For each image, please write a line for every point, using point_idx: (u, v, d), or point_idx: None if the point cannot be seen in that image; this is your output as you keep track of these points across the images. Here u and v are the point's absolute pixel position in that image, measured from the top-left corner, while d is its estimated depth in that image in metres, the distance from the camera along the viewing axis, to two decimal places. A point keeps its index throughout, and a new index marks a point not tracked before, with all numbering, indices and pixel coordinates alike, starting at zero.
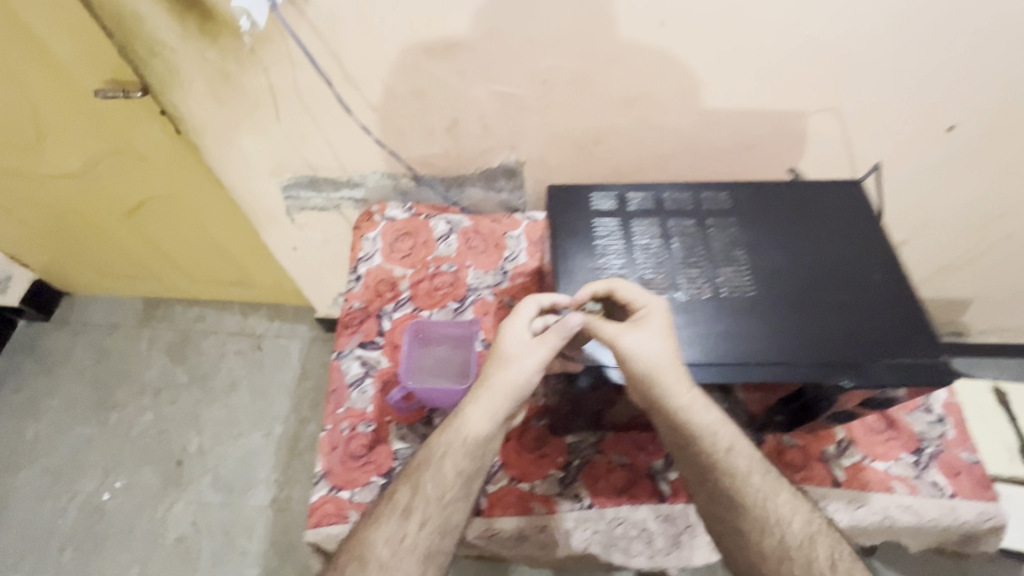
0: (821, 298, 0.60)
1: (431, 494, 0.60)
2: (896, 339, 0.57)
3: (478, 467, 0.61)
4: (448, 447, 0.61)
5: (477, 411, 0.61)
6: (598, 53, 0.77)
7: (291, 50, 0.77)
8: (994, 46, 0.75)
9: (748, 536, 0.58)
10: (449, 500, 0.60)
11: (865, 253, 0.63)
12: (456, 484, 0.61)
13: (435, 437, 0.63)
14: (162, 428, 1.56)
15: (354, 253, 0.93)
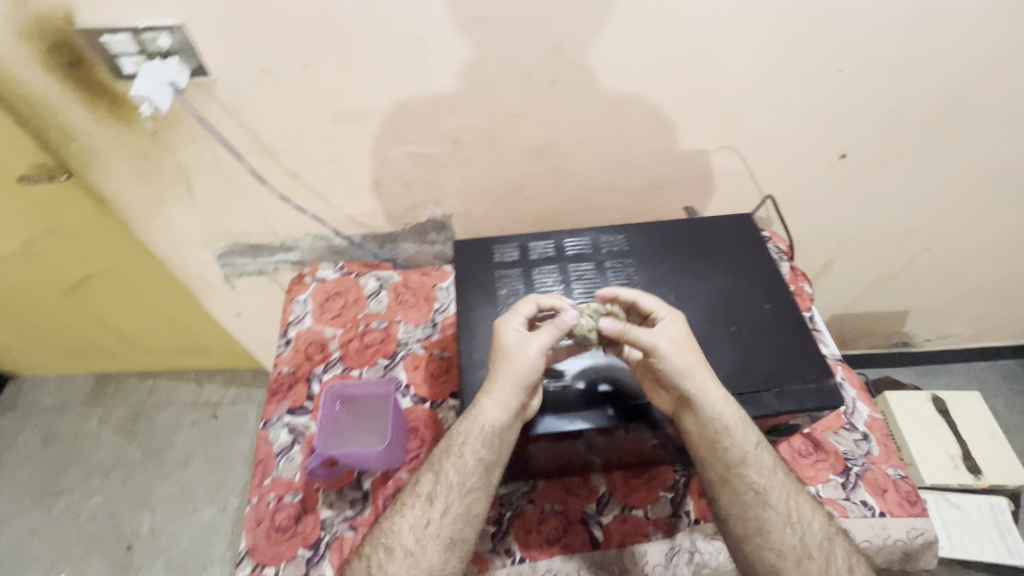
0: (714, 332, 0.66)
1: (454, 483, 0.63)
2: (782, 367, 0.63)
3: (496, 454, 0.62)
4: (467, 437, 0.62)
5: (493, 401, 0.61)
6: (501, 112, 0.80)
7: (204, 128, 0.80)
8: (863, 82, 0.81)
9: (751, 514, 0.61)
10: (472, 490, 0.63)
11: (751, 288, 0.69)
12: (477, 473, 0.63)
13: (458, 424, 0.65)
14: (112, 511, 1.48)
15: (285, 317, 0.93)
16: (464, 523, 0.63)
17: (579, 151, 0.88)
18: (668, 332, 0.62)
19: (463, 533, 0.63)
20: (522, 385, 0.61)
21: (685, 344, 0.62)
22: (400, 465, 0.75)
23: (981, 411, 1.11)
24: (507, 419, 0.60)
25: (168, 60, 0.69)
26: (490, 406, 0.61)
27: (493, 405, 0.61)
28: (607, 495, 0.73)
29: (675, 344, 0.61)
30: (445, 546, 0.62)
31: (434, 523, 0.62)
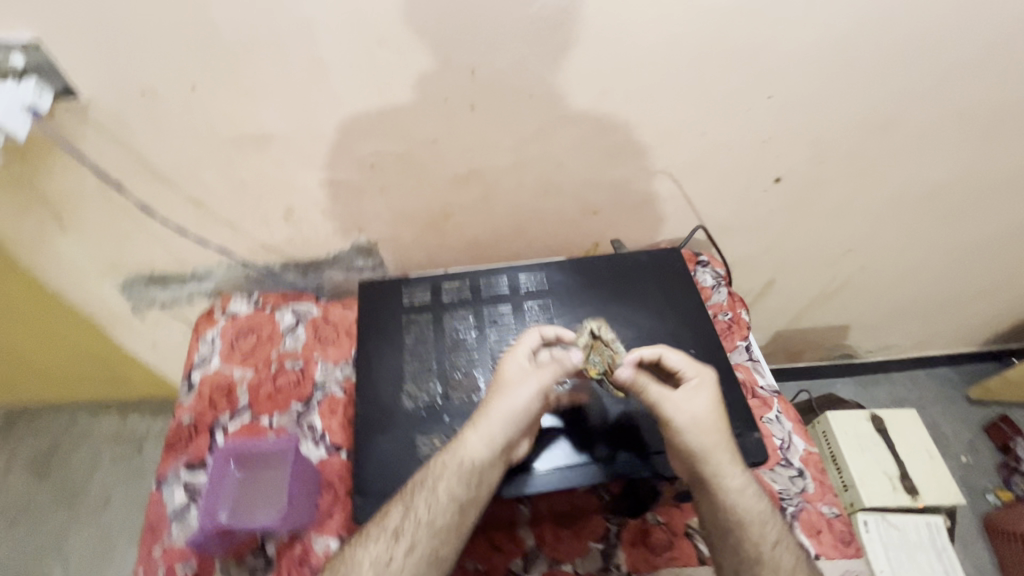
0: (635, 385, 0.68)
1: (424, 518, 0.57)
2: None
3: (472, 492, 0.58)
4: (443, 471, 0.58)
5: (476, 434, 0.59)
6: (419, 137, 0.75)
7: (82, 154, 0.71)
8: (792, 108, 0.80)
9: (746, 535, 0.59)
10: (440, 530, 0.57)
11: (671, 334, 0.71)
12: (449, 513, 0.57)
13: (434, 458, 0.60)
14: (19, 563, 1.31)
15: (190, 357, 0.84)
16: (427, 565, 0.56)
17: (508, 177, 0.84)
18: (693, 403, 0.62)
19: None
20: (510, 420, 0.60)
21: (710, 415, 0.62)
22: (308, 526, 0.68)
23: (917, 429, 1.12)
24: (489, 454, 0.58)
25: (24, 81, 0.60)
26: (472, 439, 0.59)
27: (478, 437, 0.59)
28: (534, 550, 0.69)
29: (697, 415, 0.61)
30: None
31: (395, 559, 0.55)
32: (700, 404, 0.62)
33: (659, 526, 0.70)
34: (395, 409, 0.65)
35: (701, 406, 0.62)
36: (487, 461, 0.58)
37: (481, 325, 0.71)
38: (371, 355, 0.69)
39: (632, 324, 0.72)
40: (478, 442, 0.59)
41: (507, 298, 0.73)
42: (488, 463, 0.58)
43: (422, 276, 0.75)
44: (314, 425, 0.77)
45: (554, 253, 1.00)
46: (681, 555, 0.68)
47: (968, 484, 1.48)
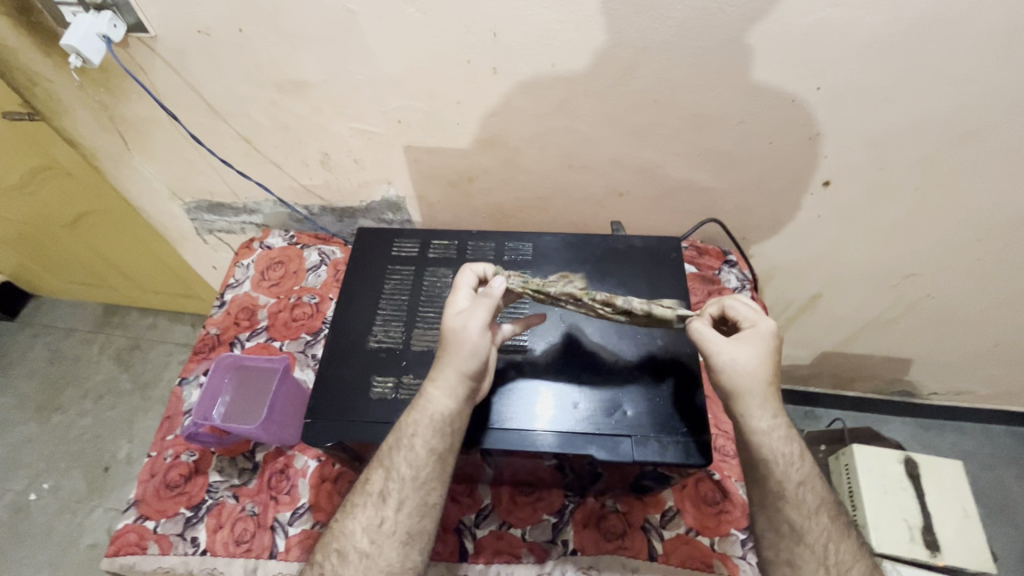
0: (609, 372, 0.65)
1: (407, 477, 0.60)
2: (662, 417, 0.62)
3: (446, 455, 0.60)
4: (417, 428, 0.59)
5: (438, 388, 0.60)
6: (443, 96, 0.76)
7: (153, 83, 0.80)
8: (846, 102, 0.72)
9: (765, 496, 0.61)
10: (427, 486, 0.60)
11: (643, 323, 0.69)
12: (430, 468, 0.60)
13: (405, 415, 0.61)
14: (97, 433, 1.54)
15: (226, 279, 0.94)
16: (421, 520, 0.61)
17: (531, 147, 0.83)
18: (749, 344, 0.60)
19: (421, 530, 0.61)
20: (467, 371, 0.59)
21: (758, 364, 0.59)
22: (293, 443, 0.75)
23: (958, 482, 1.01)
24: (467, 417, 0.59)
25: (102, 13, 0.69)
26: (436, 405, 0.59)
27: (443, 385, 0.60)
28: (489, 508, 0.71)
29: (752, 357, 0.59)
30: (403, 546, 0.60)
31: (388, 526, 0.60)
32: (759, 347, 0.60)
33: (616, 513, 0.71)
34: (360, 347, 0.69)
35: (755, 353, 0.59)
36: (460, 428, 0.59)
37: (460, 284, 0.74)
38: (350, 294, 0.73)
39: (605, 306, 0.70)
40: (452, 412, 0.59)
41: (493, 263, 0.75)
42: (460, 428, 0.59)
43: (416, 230, 0.78)
44: (316, 355, 0.85)
45: (579, 232, 0.98)
46: (631, 545, 0.69)
47: None
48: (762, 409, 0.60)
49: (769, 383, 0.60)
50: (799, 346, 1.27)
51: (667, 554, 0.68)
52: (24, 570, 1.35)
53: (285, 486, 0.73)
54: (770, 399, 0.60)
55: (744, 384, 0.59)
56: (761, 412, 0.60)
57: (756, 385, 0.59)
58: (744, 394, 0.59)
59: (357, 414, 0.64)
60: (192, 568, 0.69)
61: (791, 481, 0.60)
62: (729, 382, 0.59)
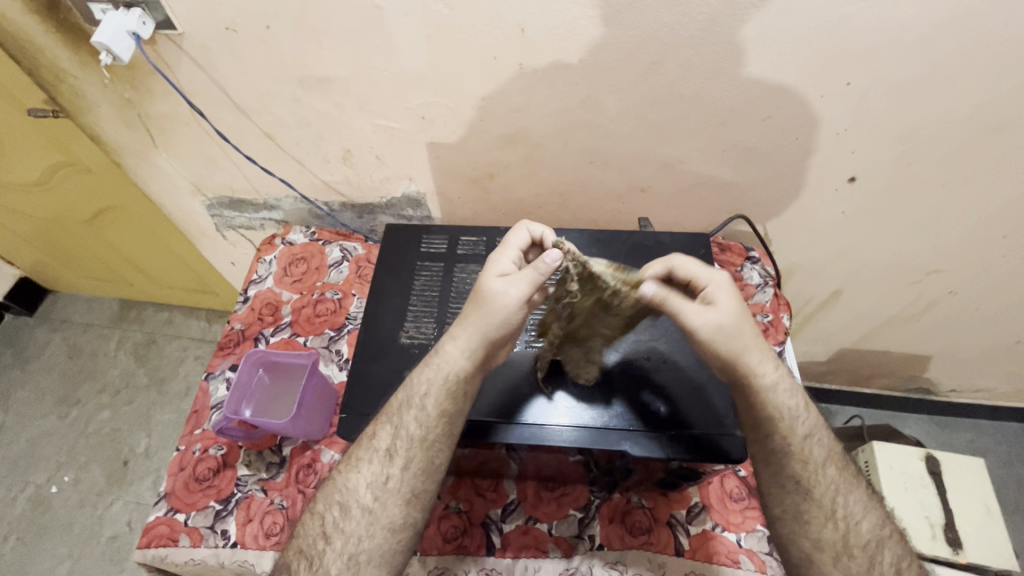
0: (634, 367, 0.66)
1: (415, 436, 0.60)
2: (690, 413, 0.62)
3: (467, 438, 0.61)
4: (430, 388, 0.60)
5: (456, 348, 0.61)
6: (467, 92, 0.76)
7: (178, 80, 0.81)
8: (875, 97, 0.71)
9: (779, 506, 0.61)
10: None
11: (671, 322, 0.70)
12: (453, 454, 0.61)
13: (420, 374, 0.62)
14: (116, 427, 1.56)
15: (249, 274, 0.95)
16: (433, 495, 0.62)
17: (554, 143, 0.83)
18: (718, 293, 0.61)
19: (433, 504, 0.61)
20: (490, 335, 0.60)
21: (737, 317, 0.60)
22: (320, 438, 0.76)
23: (978, 479, 1.01)
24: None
25: (131, 9, 0.70)
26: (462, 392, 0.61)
27: (461, 338, 0.61)
28: (514, 503, 0.72)
29: (726, 308, 0.60)
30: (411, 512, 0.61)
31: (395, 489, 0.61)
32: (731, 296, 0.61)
33: (641, 509, 0.71)
34: (390, 343, 0.69)
35: (727, 303, 0.60)
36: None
37: None
38: (379, 291, 0.74)
39: None
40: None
41: None
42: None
43: (441, 227, 0.79)
44: (341, 350, 0.85)
45: (598, 228, 0.99)
46: (657, 541, 0.69)
47: None
48: (762, 364, 0.61)
49: (753, 334, 0.61)
50: (816, 342, 1.27)
51: (694, 549, 0.68)
52: (48, 561, 1.38)
53: (312, 480, 0.73)
54: (761, 351, 0.62)
55: (733, 339, 0.60)
56: (762, 368, 0.61)
57: (744, 338, 0.61)
58: (736, 351, 0.60)
59: None
60: (224, 560, 0.70)
61: (820, 478, 0.61)
62: (717, 344, 0.60)
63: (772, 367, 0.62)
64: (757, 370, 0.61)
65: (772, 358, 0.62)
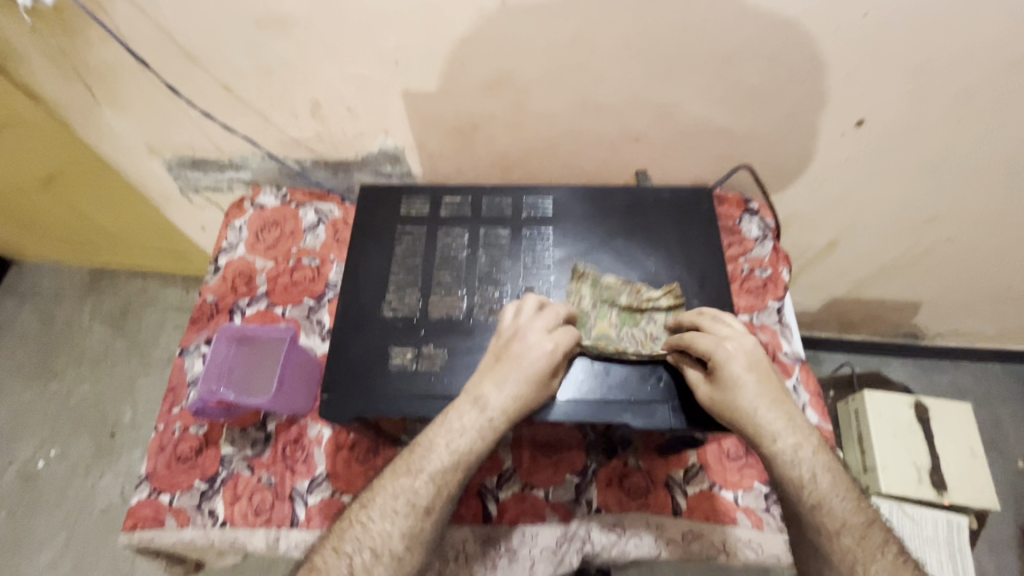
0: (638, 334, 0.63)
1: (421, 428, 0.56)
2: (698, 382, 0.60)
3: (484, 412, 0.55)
4: None
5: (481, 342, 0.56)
6: (445, 32, 0.68)
7: (117, 23, 0.71)
8: (892, 32, 0.65)
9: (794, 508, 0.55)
10: (454, 462, 0.55)
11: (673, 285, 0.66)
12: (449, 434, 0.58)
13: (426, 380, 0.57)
14: (98, 399, 1.52)
15: (218, 241, 0.89)
16: (452, 469, 0.55)
17: (542, 89, 0.76)
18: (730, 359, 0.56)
19: (447, 495, 0.55)
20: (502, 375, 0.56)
21: (749, 382, 0.56)
22: (305, 412, 0.73)
23: (965, 424, 1.02)
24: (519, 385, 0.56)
25: None
26: None
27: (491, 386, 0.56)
28: (510, 471, 0.70)
29: (746, 378, 0.56)
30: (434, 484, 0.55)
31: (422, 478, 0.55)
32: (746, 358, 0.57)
33: (638, 471, 0.70)
34: (373, 316, 0.65)
35: (739, 376, 0.56)
36: (500, 401, 0.55)
37: (474, 245, 0.69)
38: (358, 258, 0.69)
39: (631, 267, 0.67)
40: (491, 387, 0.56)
41: (507, 221, 0.70)
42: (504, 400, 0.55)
43: (421, 187, 0.73)
44: (322, 320, 0.81)
45: (590, 181, 0.93)
46: (655, 502, 0.68)
47: (1017, 490, 1.35)
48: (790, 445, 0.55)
49: (772, 404, 0.56)
50: (809, 292, 1.25)
51: (691, 510, 0.68)
52: (42, 534, 1.37)
53: (300, 455, 0.71)
54: (786, 423, 0.56)
55: (744, 402, 0.55)
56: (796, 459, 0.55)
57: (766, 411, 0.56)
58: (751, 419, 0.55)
59: (375, 388, 0.61)
60: (213, 540, 0.68)
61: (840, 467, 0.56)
62: (727, 419, 0.56)
63: (789, 430, 0.56)
64: (767, 435, 0.55)
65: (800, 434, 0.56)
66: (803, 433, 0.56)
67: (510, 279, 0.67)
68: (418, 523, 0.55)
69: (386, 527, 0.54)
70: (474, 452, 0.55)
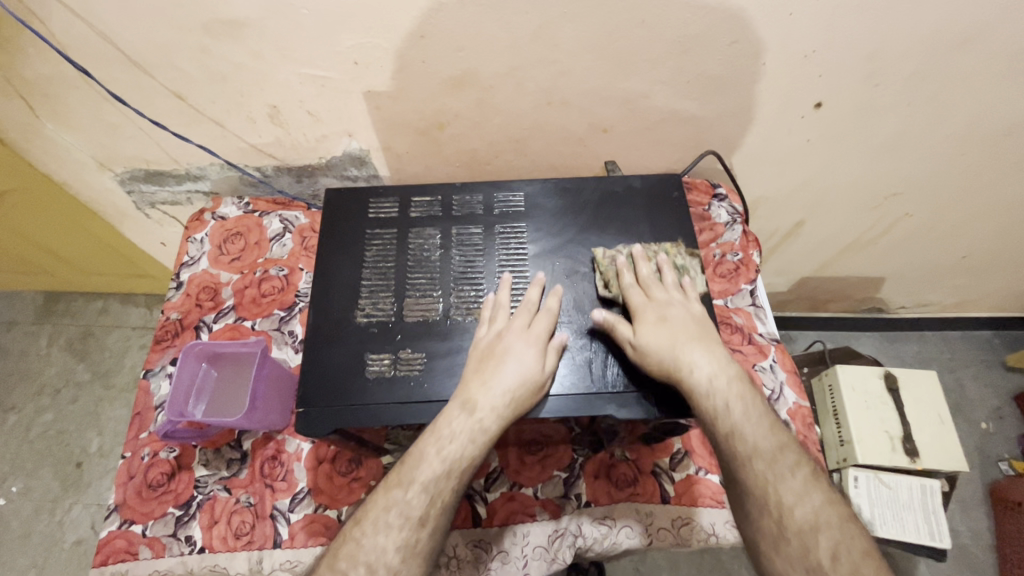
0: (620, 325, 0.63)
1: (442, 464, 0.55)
2: None
3: (477, 418, 0.55)
4: (455, 429, 0.55)
5: (483, 387, 0.56)
6: (401, 28, 0.66)
7: (54, 31, 0.67)
8: (847, 15, 0.66)
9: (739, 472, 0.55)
10: (452, 459, 0.55)
11: (652, 273, 0.66)
12: (439, 466, 0.55)
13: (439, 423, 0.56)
14: (61, 429, 1.45)
15: (179, 256, 0.85)
16: (447, 478, 0.55)
17: (507, 85, 0.75)
18: (673, 305, 0.62)
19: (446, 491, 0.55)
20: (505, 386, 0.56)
21: (691, 326, 0.61)
22: (282, 428, 0.70)
23: (934, 392, 1.06)
24: (513, 368, 0.56)
25: None
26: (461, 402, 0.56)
27: (512, 376, 0.56)
28: (497, 471, 0.69)
29: (676, 320, 0.61)
30: (427, 495, 0.54)
31: (416, 488, 0.54)
32: (696, 309, 0.63)
33: (625, 461, 0.70)
34: (348, 324, 0.63)
35: (675, 318, 0.61)
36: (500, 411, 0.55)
37: (447, 245, 0.68)
38: (327, 265, 0.67)
39: (609, 258, 0.67)
40: (479, 388, 0.57)
41: (480, 218, 0.69)
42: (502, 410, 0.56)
43: (389, 189, 0.71)
44: (294, 332, 0.79)
45: (560, 175, 0.93)
46: (643, 491, 0.69)
47: (983, 451, 1.41)
48: (717, 377, 0.58)
49: (703, 342, 0.60)
50: (780, 274, 1.28)
51: (679, 496, 0.68)
52: None
53: (279, 472, 0.69)
54: (719, 365, 0.59)
55: (677, 347, 0.58)
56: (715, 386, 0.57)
57: (697, 354, 0.59)
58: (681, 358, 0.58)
59: (353, 399, 0.59)
60: (192, 567, 0.65)
61: (755, 459, 0.55)
62: (654, 355, 0.58)
63: (725, 376, 0.58)
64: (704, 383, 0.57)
65: (728, 374, 0.59)
66: (730, 379, 0.58)
67: (486, 277, 0.66)
68: (413, 535, 0.53)
69: (383, 539, 0.53)
70: (470, 449, 0.55)
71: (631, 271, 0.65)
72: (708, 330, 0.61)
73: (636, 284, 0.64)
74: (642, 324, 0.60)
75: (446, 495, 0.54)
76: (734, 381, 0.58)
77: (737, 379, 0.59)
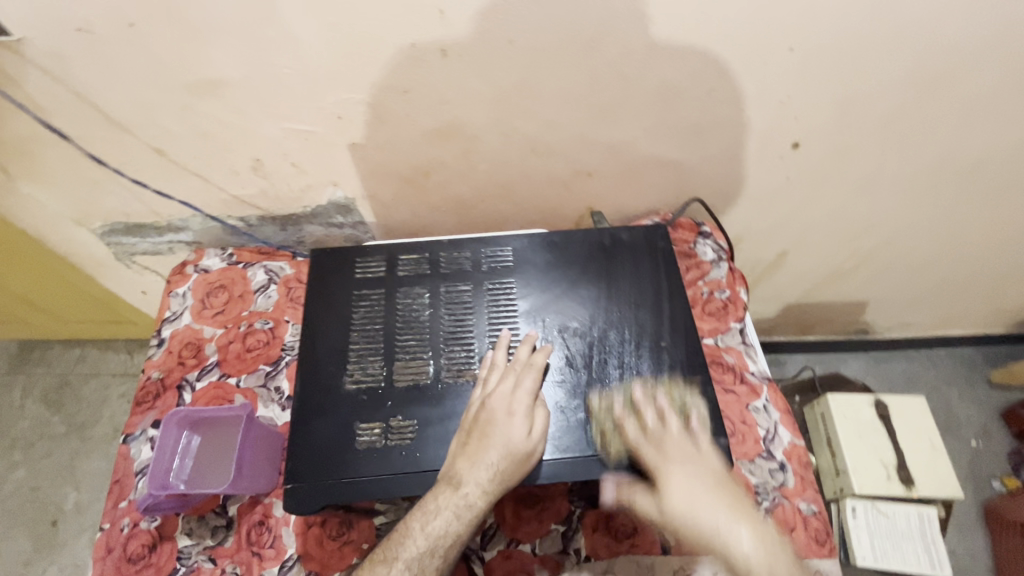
0: (614, 383, 0.62)
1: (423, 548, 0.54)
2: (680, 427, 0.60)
3: (462, 493, 0.54)
4: (442, 507, 0.54)
5: (468, 464, 0.55)
6: (385, 84, 0.67)
7: (32, 95, 0.67)
8: (819, 62, 0.69)
9: None
10: (437, 536, 0.54)
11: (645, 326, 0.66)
12: (424, 546, 0.54)
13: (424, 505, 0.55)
14: (35, 486, 1.39)
15: (161, 312, 0.83)
16: (431, 556, 0.54)
17: (490, 133, 0.76)
18: (686, 445, 0.57)
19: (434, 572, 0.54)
20: (492, 462, 0.55)
21: (706, 474, 0.54)
22: (269, 490, 0.68)
23: (924, 418, 1.06)
24: (500, 437, 0.56)
25: None
26: (453, 478, 0.55)
27: (498, 449, 0.55)
28: (494, 528, 0.68)
29: (682, 462, 0.55)
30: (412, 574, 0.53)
31: (400, 568, 0.53)
32: (716, 463, 0.56)
33: (624, 511, 0.69)
34: (336, 391, 0.62)
35: (678, 450, 0.56)
36: (491, 483, 0.55)
37: (436, 304, 0.67)
38: (314, 329, 0.66)
39: (600, 312, 0.67)
40: (465, 463, 0.55)
41: (469, 275, 0.69)
42: (493, 482, 0.55)
43: (376, 247, 0.71)
44: (281, 388, 0.77)
45: (546, 217, 0.93)
46: (644, 542, 0.67)
47: (975, 469, 1.42)
48: (735, 515, 0.51)
49: (713, 478, 0.54)
50: (767, 301, 1.29)
51: None
52: None
53: (266, 539, 0.66)
54: (736, 506, 0.52)
55: (688, 493, 0.52)
56: (734, 522, 0.51)
57: (711, 497, 0.52)
58: (698, 517, 0.51)
59: (344, 472, 0.58)
60: None
61: None
62: (677, 534, 0.52)
63: (745, 518, 0.52)
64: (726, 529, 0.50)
65: (747, 513, 0.52)
66: (748, 520, 0.51)
67: (477, 337, 0.65)
68: None
69: None
70: (461, 527, 0.54)
71: (635, 418, 0.59)
72: (725, 481, 0.55)
73: (642, 434, 0.58)
74: (658, 492, 0.54)
75: (429, 574, 0.53)
76: (754, 524, 0.51)
77: (775, 545, 0.51)
